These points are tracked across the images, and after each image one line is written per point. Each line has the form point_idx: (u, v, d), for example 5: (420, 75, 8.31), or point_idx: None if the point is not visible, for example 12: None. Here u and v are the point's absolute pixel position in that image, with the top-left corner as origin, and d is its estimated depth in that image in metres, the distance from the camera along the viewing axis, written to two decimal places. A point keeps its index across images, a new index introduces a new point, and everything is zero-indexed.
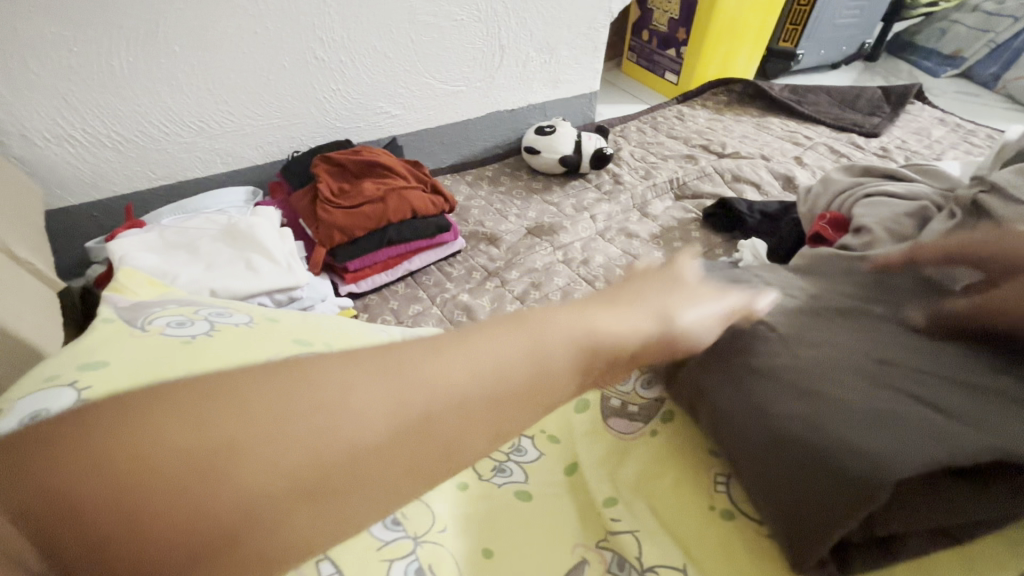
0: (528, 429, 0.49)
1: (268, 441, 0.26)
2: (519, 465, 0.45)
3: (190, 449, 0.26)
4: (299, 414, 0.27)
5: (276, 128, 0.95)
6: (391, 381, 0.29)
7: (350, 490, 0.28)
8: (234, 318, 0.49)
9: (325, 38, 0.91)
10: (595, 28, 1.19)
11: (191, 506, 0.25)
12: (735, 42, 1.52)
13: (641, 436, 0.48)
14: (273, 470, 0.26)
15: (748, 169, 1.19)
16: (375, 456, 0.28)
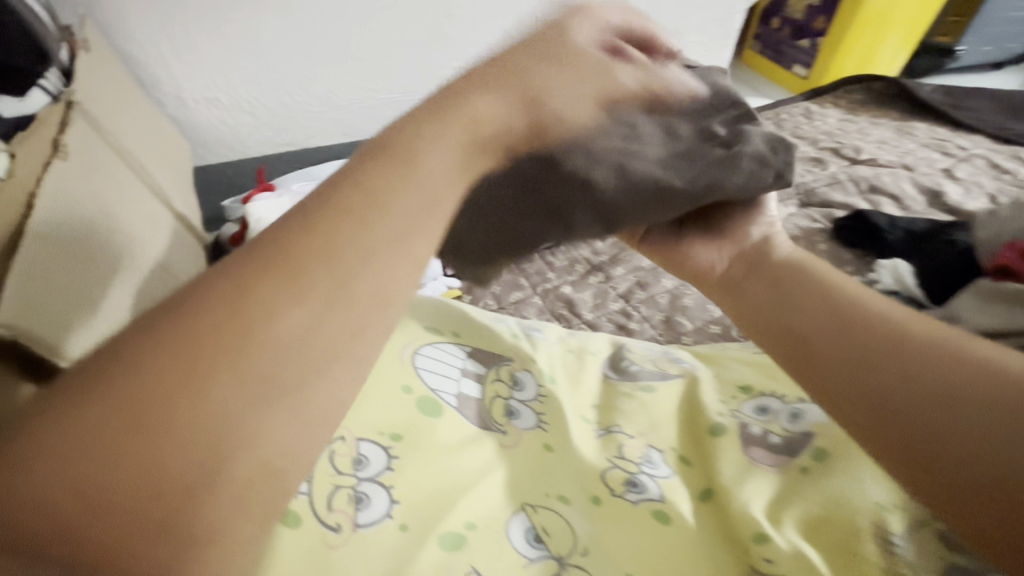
0: (659, 443, 0.47)
1: (232, 295, 0.21)
2: (651, 479, 0.44)
3: (144, 356, 0.20)
4: (253, 264, 0.22)
5: (396, 102, 0.96)
6: (385, 215, 0.23)
7: (296, 298, 0.21)
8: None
9: (454, 14, 0.90)
10: (730, 14, 1.10)
11: (137, 419, 0.19)
12: (882, 34, 1.36)
13: (787, 471, 0.43)
14: (248, 319, 0.21)
15: (889, 179, 1.07)
16: (318, 262, 0.22)
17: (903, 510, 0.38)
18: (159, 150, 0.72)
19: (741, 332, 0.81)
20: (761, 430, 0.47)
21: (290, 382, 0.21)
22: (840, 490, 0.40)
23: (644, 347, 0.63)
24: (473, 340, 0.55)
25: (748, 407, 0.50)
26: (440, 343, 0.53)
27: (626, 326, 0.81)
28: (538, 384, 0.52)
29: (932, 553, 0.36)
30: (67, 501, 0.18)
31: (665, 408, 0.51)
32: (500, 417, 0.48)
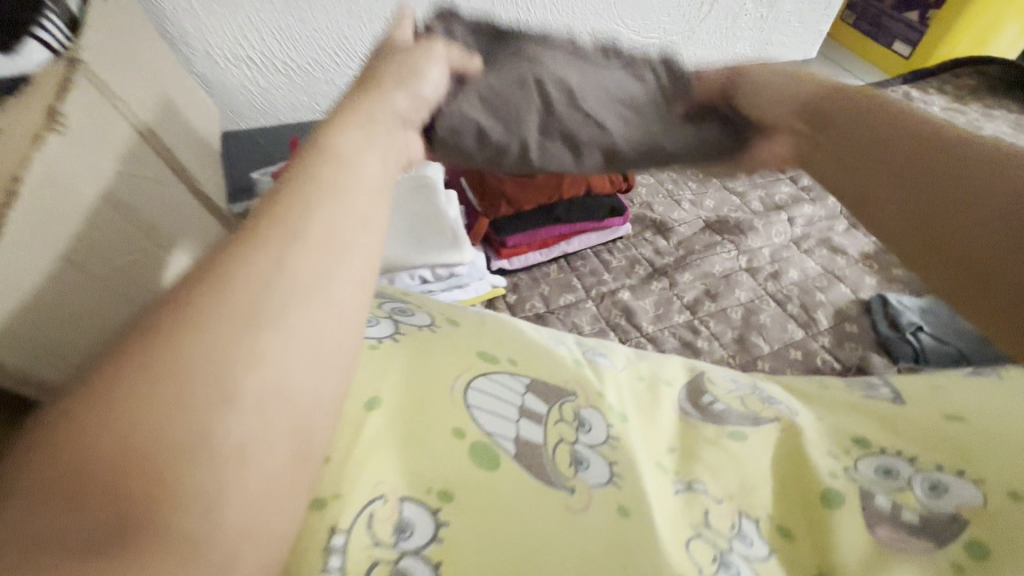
0: (750, 510, 0.43)
1: (259, 279, 0.21)
2: (745, 562, 0.39)
3: (172, 374, 0.19)
4: (276, 248, 0.22)
5: None
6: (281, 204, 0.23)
7: (350, 258, 0.23)
8: (417, 318, 0.48)
9: None
10: None
11: (158, 317, 0.19)
12: (1006, 10, 1.17)
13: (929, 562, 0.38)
14: (270, 298, 0.21)
15: None
16: (336, 210, 0.24)
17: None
18: (184, 117, 0.63)
19: (828, 361, 0.70)
20: (887, 501, 0.43)
21: (314, 311, 0.21)
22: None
23: (727, 379, 0.57)
24: (532, 369, 0.48)
25: (866, 467, 0.45)
26: (494, 371, 0.46)
27: (693, 344, 0.71)
28: (607, 425, 0.46)
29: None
30: (99, 424, 0.18)
31: (754, 461, 0.46)
32: (568, 471, 0.41)
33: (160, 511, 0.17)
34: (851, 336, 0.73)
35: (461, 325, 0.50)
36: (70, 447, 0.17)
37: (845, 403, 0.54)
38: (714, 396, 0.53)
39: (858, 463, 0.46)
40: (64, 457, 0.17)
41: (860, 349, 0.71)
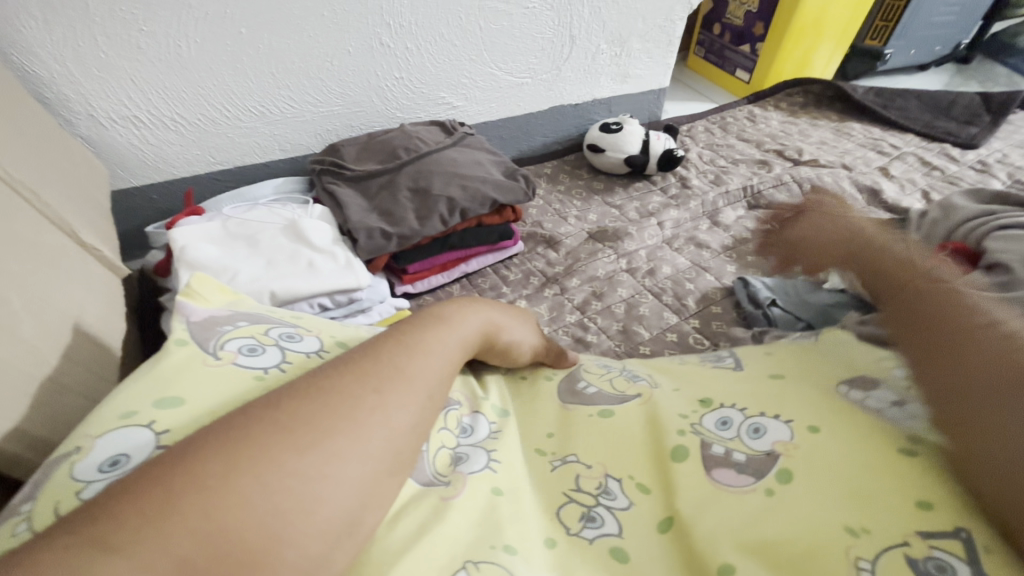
0: (616, 471, 0.43)
1: (298, 480, 0.28)
2: (609, 513, 0.40)
3: (229, 526, 0.25)
4: (331, 434, 0.30)
5: (334, 115, 0.92)
6: (352, 379, 0.33)
7: (383, 457, 0.32)
8: (306, 344, 0.45)
9: (392, 23, 0.86)
10: (672, 20, 1.10)
11: (260, 506, 0.26)
12: (817, 39, 1.40)
13: (752, 492, 0.39)
14: (308, 493, 0.28)
15: (830, 179, 1.09)
16: (406, 393, 0.34)
17: (874, 534, 0.34)
18: (66, 172, 0.65)
19: (699, 339, 0.80)
20: (724, 448, 0.43)
21: (344, 509, 0.29)
22: (805, 509, 0.36)
23: (601, 365, 0.56)
24: None
25: (708, 420, 0.46)
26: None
27: (584, 340, 0.79)
28: (490, 424, 0.46)
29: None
30: None
31: (625, 434, 0.45)
32: (445, 470, 0.40)
33: None
34: (716, 316, 0.84)
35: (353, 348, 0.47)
36: None
37: (701, 372, 0.53)
38: (587, 382, 0.52)
39: (703, 419, 0.46)
40: None
41: (725, 326, 0.82)
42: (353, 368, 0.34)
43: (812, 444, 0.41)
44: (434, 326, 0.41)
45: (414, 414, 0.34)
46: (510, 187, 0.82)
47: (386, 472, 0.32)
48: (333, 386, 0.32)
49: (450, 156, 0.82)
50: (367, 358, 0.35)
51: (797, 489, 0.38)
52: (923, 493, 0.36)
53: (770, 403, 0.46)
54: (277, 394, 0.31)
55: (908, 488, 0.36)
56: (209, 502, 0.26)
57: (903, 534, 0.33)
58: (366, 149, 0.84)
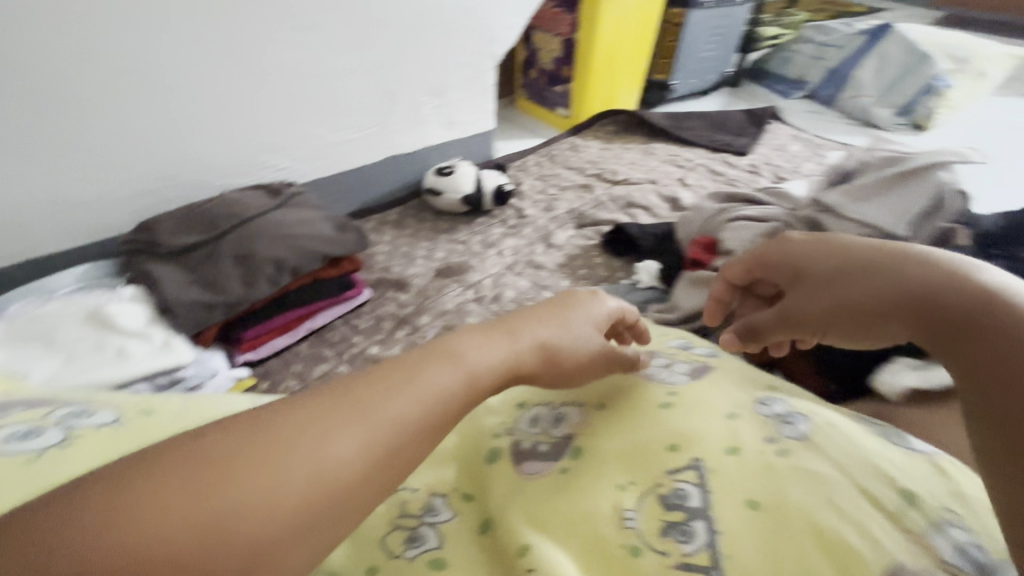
0: (440, 488, 0.46)
1: (193, 518, 0.25)
2: (433, 529, 0.42)
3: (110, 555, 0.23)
4: (253, 471, 0.26)
5: (145, 191, 0.88)
6: (293, 416, 0.29)
7: (311, 504, 0.27)
8: (99, 417, 0.43)
9: (196, 95, 0.86)
10: (483, 71, 1.22)
11: (176, 549, 0.24)
12: (615, 77, 1.63)
13: (548, 475, 0.43)
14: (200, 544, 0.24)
15: (639, 194, 1.27)
16: (357, 430, 0.29)
17: (636, 485, 0.40)
18: None
19: None
20: (532, 443, 0.47)
21: (252, 562, 0.25)
22: (585, 479, 0.41)
23: None
24: None
25: (522, 421, 0.50)
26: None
27: None
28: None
29: (655, 516, 0.38)
30: None
31: (445, 455, 0.49)
32: None
33: None
34: None
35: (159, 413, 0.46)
36: None
37: None
38: None
39: (515, 419, 0.50)
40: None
41: None
42: (310, 404, 0.30)
43: (598, 420, 0.47)
44: (426, 359, 0.35)
45: (374, 470, 0.29)
46: (343, 240, 0.84)
47: (309, 527, 0.27)
48: (275, 420, 0.29)
49: (275, 218, 0.82)
50: (328, 398, 0.30)
51: (581, 462, 0.43)
52: (671, 437, 0.42)
53: (571, 393, 0.51)
54: (242, 417, 0.29)
55: (664, 436, 0.42)
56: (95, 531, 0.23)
57: (656, 479, 0.39)
58: (182, 222, 0.81)
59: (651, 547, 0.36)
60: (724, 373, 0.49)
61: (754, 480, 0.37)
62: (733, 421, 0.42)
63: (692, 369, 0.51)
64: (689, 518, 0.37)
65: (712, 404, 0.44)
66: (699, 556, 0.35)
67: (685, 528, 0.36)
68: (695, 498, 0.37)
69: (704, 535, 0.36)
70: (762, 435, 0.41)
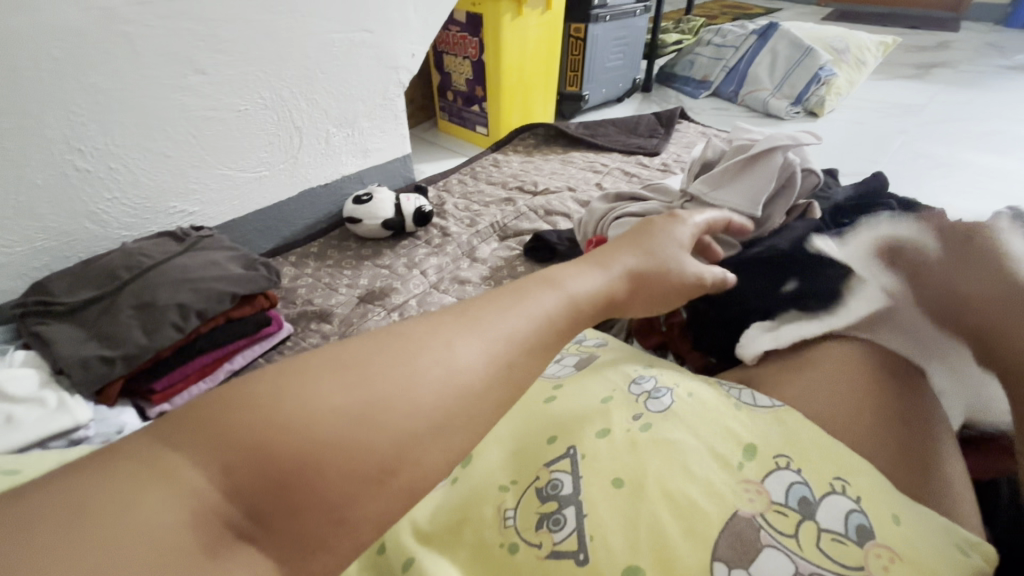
0: None
1: (331, 415, 0.28)
2: None
3: (268, 442, 0.27)
4: (379, 376, 0.30)
5: (39, 250, 0.85)
6: (413, 338, 0.33)
7: (430, 408, 0.30)
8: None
9: (85, 149, 0.84)
10: (392, 98, 1.24)
11: (339, 435, 0.28)
12: (528, 92, 1.69)
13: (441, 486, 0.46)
14: (336, 445, 0.28)
15: (558, 201, 1.32)
16: (467, 341, 0.33)
17: (517, 483, 0.43)
18: None
19: None
20: None
21: (390, 461, 0.29)
22: (476, 485, 0.44)
23: None
24: None
25: None
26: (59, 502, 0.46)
27: None
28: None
29: (532, 509, 0.40)
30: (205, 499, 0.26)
31: None
32: None
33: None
34: None
35: (23, 471, 0.49)
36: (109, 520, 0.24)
37: None
38: None
39: None
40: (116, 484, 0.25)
41: None
42: (417, 329, 0.33)
43: (492, 426, 0.50)
44: (517, 291, 0.37)
45: (493, 373, 0.32)
46: (252, 277, 0.84)
47: (429, 440, 0.30)
48: (386, 343, 0.32)
49: (178, 263, 0.81)
50: (427, 326, 0.34)
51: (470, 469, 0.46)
52: (551, 433, 0.46)
53: None
54: (359, 339, 0.33)
55: (545, 433, 0.46)
56: (262, 424, 0.28)
57: (534, 472, 0.43)
58: (79, 278, 0.79)
59: (528, 541, 0.38)
60: (607, 363, 0.53)
61: (620, 459, 0.41)
62: (605, 407, 0.46)
63: (579, 362, 0.56)
64: (562, 506, 0.39)
65: (592, 394, 0.49)
66: (567, 541, 0.37)
67: (557, 516, 0.39)
68: (567, 484, 0.41)
69: (574, 518, 0.38)
70: (627, 414, 0.44)
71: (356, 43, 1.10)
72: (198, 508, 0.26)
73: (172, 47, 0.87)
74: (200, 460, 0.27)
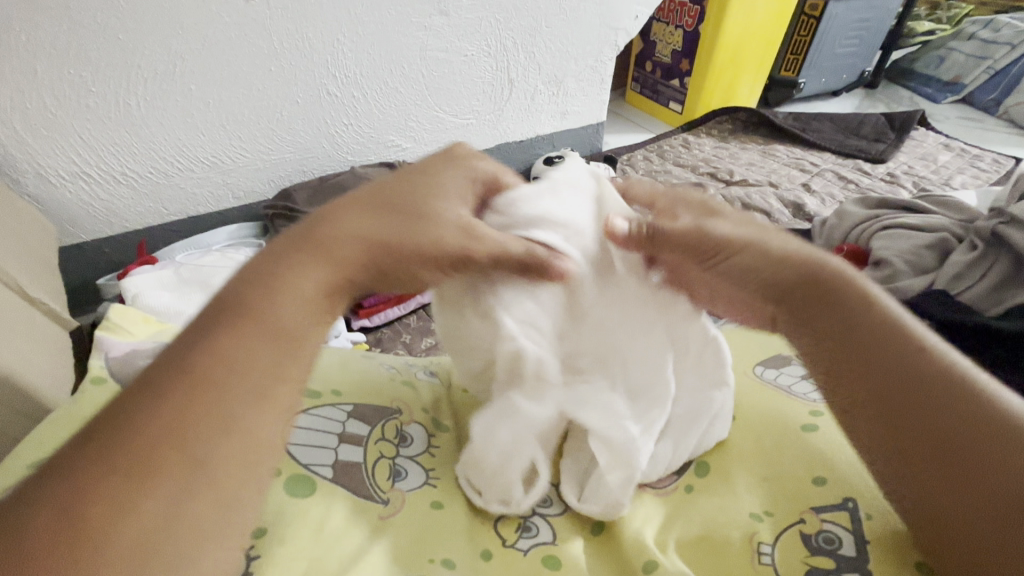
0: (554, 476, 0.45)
1: (224, 406, 0.31)
2: (545, 520, 0.41)
3: (199, 429, 0.30)
4: (234, 369, 0.32)
5: (286, 162, 0.95)
6: (239, 340, 0.33)
7: (263, 405, 0.32)
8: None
9: (338, 74, 0.92)
10: (602, 61, 1.19)
11: (203, 451, 0.29)
12: (737, 71, 1.53)
13: (673, 491, 0.43)
14: (229, 422, 0.31)
15: (758, 197, 1.19)
16: (259, 349, 0.33)
17: (774, 517, 0.39)
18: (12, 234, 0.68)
19: None
20: None
21: (199, 478, 0.29)
22: (717, 505, 0.41)
23: None
24: (358, 395, 0.46)
25: None
26: (318, 408, 0.44)
27: None
28: (429, 436, 0.45)
29: (799, 557, 0.37)
30: (154, 474, 0.28)
31: None
32: (384, 484, 0.40)
33: (138, 548, 0.27)
34: None
35: None
36: (101, 496, 0.27)
37: None
38: None
39: None
40: (95, 466, 0.28)
41: None
42: (239, 316, 0.34)
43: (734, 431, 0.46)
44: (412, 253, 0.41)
45: (266, 394, 0.32)
46: None
47: (244, 446, 0.31)
48: (224, 326, 0.33)
49: None
50: (258, 306, 0.34)
51: (712, 479, 0.43)
52: (816, 470, 0.42)
53: None
54: (209, 317, 0.34)
55: (806, 467, 0.42)
56: (205, 399, 0.30)
57: (798, 512, 0.39)
58: (317, 192, 0.88)
59: None
60: None
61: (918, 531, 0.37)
62: None
63: None
64: (842, 568, 0.36)
65: None
66: None
67: None
68: (848, 544, 0.37)
69: None
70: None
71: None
72: (138, 484, 0.28)
73: None
74: (139, 428, 0.29)
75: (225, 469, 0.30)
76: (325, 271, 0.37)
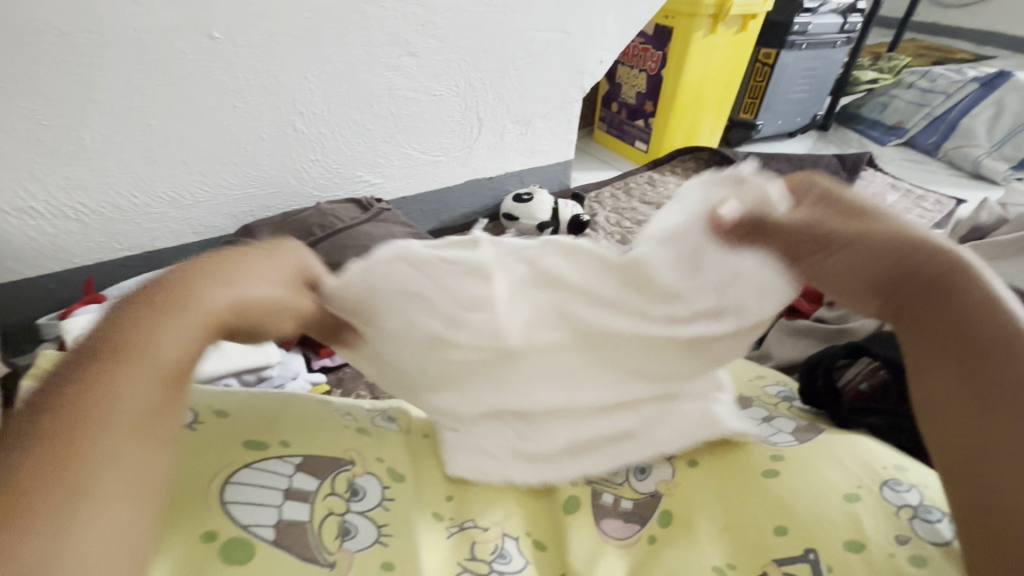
0: (513, 529, 0.44)
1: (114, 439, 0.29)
2: None
3: (84, 463, 0.27)
4: (126, 398, 0.30)
5: (249, 197, 0.94)
6: (126, 368, 0.31)
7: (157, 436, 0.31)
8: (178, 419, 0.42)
9: (305, 111, 0.91)
10: (569, 102, 1.23)
11: (90, 484, 0.27)
12: (698, 114, 1.60)
13: (637, 543, 0.43)
14: (124, 451, 0.29)
15: None
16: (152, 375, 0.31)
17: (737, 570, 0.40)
18: None
19: None
20: (615, 496, 0.45)
21: (87, 515, 0.26)
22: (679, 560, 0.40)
23: None
24: (307, 445, 0.43)
25: None
26: (260, 461, 0.41)
27: None
28: (383, 487, 0.43)
29: None
30: (32, 517, 0.25)
31: None
32: (331, 546, 0.38)
33: None
34: None
35: (234, 414, 0.44)
36: None
37: None
38: None
39: None
40: None
41: None
42: (122, 344, 0.32)
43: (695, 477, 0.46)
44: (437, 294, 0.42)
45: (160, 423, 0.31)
46: None
47: (138, 478, 0.29)
48: (111, 356, 0.31)
49: (364, 230, 0.85)
50: (149, 332, 0.33)
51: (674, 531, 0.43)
52: (778, 518, 0.41)
53: None
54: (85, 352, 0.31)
55: (768, 516, 0.42)
56: (86, 433, 0.28)
57: (760, 566, 0.39)
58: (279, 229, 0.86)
59: None
60: (835, 441, 0.48)
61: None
62: (852, 508, 0.41)
63: (795, 430, 0.50)
64: None
65: (828, 479, 0.44)
66: None
67: None
68: None
69: None
70: (886, 531, 0.40)
71: (552, 45, 1.11)
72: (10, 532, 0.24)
73: (397, 29, 0.92)
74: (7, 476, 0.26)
75: (116, 503, 0.28)
76: (224, 299, 0.36)
